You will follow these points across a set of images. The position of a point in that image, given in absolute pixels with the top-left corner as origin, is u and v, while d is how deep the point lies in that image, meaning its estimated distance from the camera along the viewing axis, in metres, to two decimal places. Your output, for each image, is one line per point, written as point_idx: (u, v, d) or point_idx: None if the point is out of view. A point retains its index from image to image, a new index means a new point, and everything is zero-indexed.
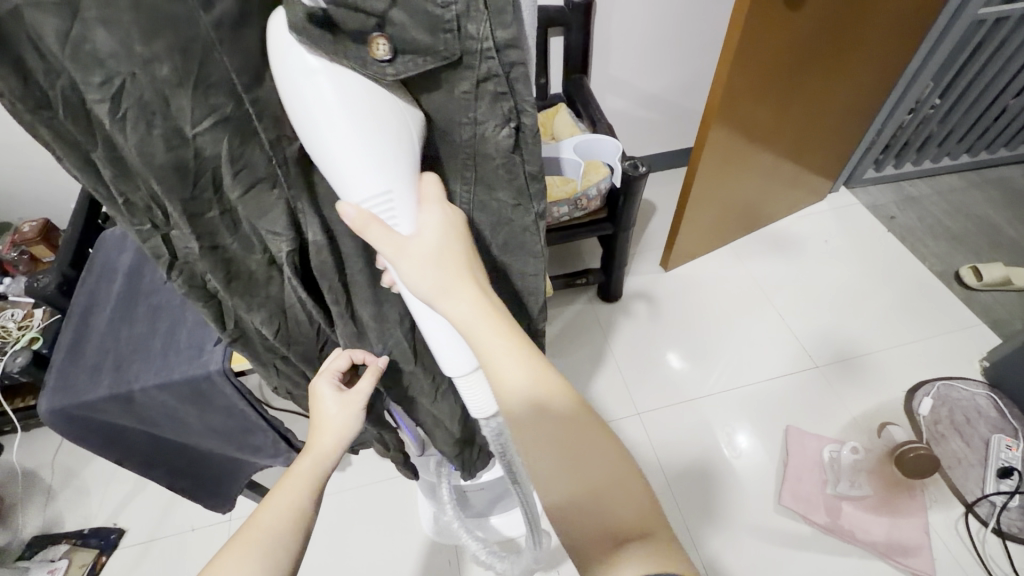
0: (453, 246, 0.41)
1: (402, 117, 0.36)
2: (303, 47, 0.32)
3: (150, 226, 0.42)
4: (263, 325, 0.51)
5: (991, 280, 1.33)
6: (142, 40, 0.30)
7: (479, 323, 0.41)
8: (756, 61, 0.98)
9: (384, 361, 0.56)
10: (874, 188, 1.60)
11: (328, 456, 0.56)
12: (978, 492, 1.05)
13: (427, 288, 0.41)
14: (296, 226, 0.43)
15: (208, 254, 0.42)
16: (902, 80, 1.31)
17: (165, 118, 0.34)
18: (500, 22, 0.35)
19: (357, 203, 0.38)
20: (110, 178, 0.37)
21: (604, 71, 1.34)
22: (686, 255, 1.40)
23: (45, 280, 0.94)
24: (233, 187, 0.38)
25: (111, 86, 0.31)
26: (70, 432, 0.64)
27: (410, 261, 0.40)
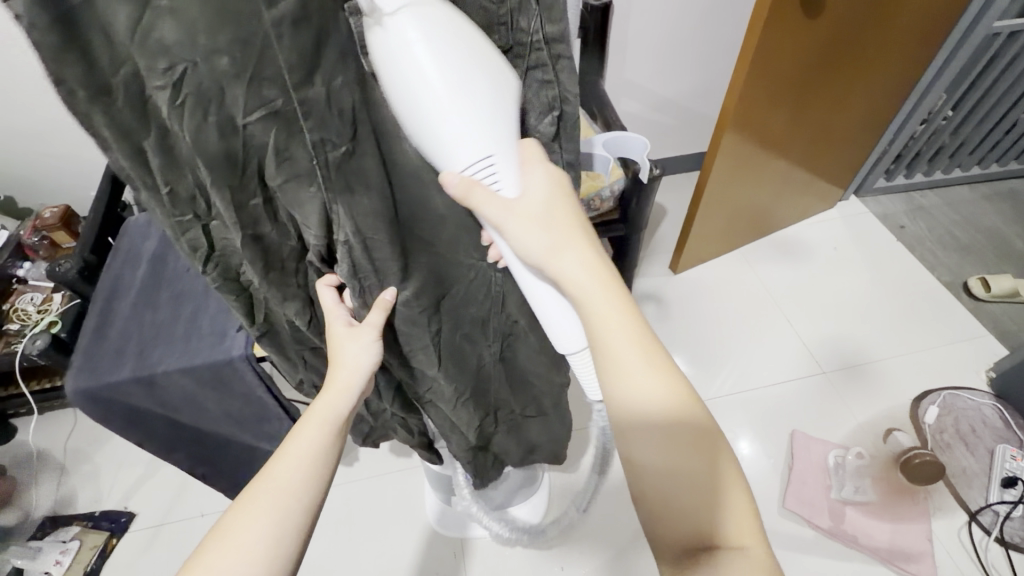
0: (552, 201, 0.47)
1: (501, 81, 0.41)
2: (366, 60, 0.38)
3: (191, 216, 0.43)
4: (296, 315, 0.53)
5: (1000, 291, 1.33)
6: (207, 34, 0.32)
7: (588, 283, 0.47)
8: (772, 68, 0.99)
9: (392, 294, 0.52)
10: (885, 198, 1.61)
11: (348, 392, 0.55)
12: (981, 501, 1.06)
13: (540, 251, 0.47)
14: (328, 226, 0.44)
15: (248, 243, 0.44)
16: (915, 91, 1.32)
17: (220, 107, 0.35)
18: (550, 18, 0.41)
19: (461, 172, 0.42)
20: (159, 166, 0.38)
21: (619, 73, 1.35)
22: (696, 258, 1.40)
23: (66, 265, 0.96)
24: (276, 175, 0.39)
25: (172, 73, 0.33)
26: (94, 412, 0.65)
27: (517, 221, 0.46)
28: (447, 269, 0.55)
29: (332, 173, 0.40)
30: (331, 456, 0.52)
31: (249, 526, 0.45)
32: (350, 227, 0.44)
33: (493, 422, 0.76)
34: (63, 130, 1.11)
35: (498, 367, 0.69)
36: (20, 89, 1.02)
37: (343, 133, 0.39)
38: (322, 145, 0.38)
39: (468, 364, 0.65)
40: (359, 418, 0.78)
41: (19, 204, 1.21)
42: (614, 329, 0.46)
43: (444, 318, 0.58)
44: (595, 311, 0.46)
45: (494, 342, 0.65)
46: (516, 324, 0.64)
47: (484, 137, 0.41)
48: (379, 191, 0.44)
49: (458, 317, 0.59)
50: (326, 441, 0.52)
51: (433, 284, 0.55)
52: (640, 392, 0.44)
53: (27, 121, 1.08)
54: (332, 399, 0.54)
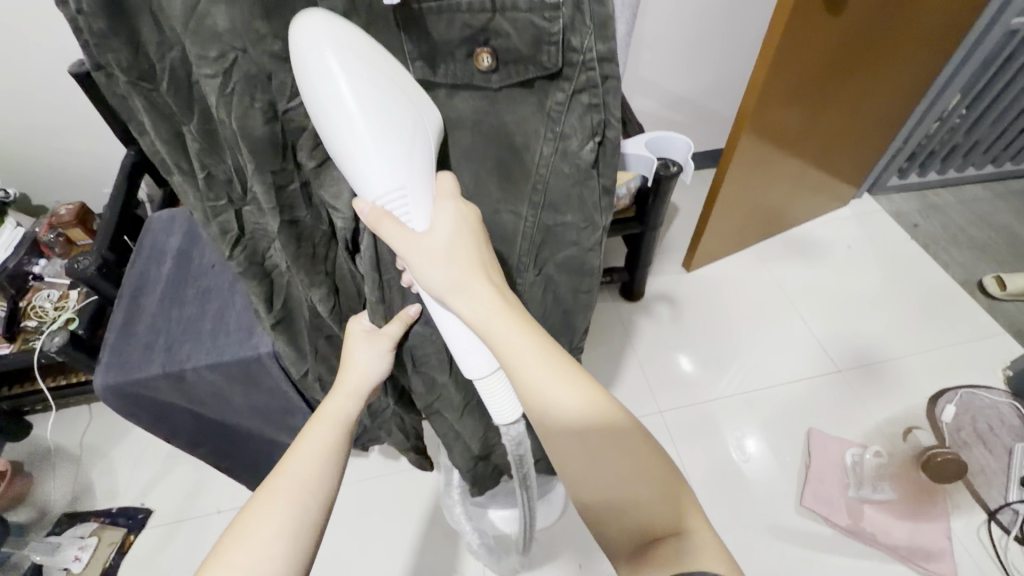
0: (457, 236, 0.42)
1: (419, 118, 0.37)
2: (413, 64, 0.38)
3: (225, 201, 0.43)
4: (320, 301, 0.51)
5: (1015, 290, 1.33)
6: (264, 19, 0.33)
7: (489, 313, 0.41)
8: (790, 70, 0.99)
9: (417, 309, 0.54)
10: (898, 196, 1.60)
11: (357, 396, 0.53)
12: (1000, 500, 1.05)
13: (439, 282, 0.41)
14: (357, 211, 0.43)
15: (284, 228, 0.43)
16: (933, 87, 1.31)
17: (265, 92, 0.35)
18: (603, 36, 0.38)
19: (372, 199, 0.39)
20: (196, 151, 0.39)
21: (634, 71, 1.35)
22: (710, 256, 1.40)
23: (86, 262, 0.96)
24: (310, 159, 0.40)
25: (224, 61, 0.33)
26: (121, 408, 0.65)
27: (420, 258, 0.41)
28: None
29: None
30: (343, 455, 0.49)
31: (273, 519, 0.42)
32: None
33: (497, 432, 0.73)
34: (80, 127, 1.11)
35: None
36: (38, 86, 1.03)
37: None
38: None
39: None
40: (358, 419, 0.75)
41: (35, 202, 1.21)
42: (521, 353, 0.41)
43: None
44: (498, 331, 0.41)
45: None
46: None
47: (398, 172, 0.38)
48: None
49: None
50: (338, 440, 0.49)
51: None
52: (561, 409, 0.41)
53: (45, 118, 1.08)
54: (343, 400, 0.52)
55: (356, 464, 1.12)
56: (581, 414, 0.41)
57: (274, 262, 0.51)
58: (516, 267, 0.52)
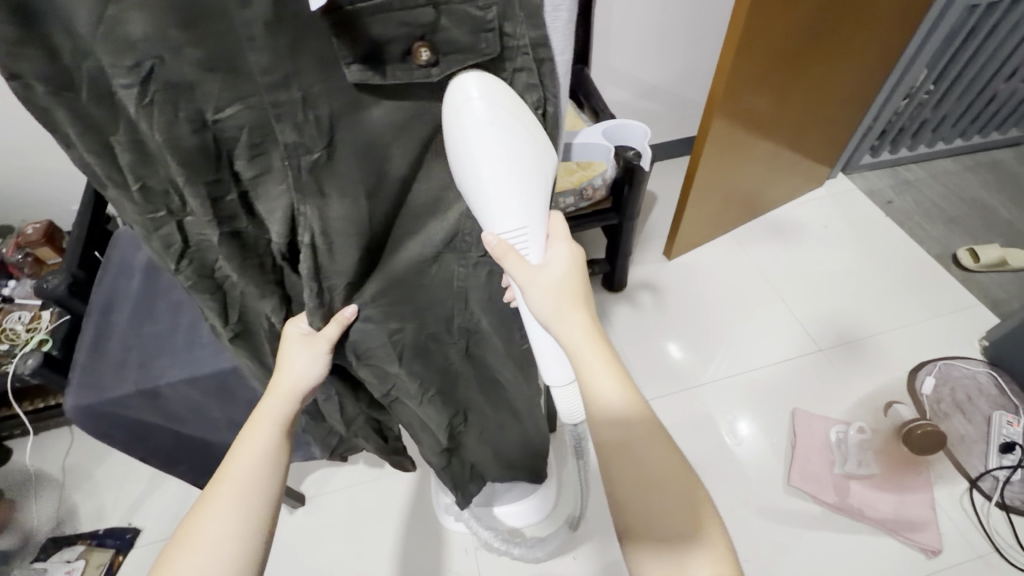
0: (569, 276, 0.45)
1: (547, 167, 0.40)
2: (349, 70, 0.31)
3: (164, 213, 0.37)
4: (272, 313, 0.47)
5: (988, 261, 1.35)
6: (180, 28, 0.27)
7: (584, 343, 0.44)
8: (758, 52, 1.00)
9: (353, 311, 0.48)
10: (871, 174, 1.62)
11: (293, 394, 0.50)
12: (981, 467, 1.08)
13: (546, 312, 0.44)
14: (292, 226, 0.39)
15: (226, 240, 0.39)
16: (899, 65, 1.33)
17: (189, 101, 0.30)
18: (534, 22, 0.33)
19: (498, 233, 0.42)
20: (127, 163, 0.34)
21: (605, 61, 1.34)
22: (689, 242, 1.40)
23: (54, 281, 0.93)
24: (247, 169, 0.35)
25: (140, 69, 0.28)
26: (94, 428, 0.64)
27: (537, 287, 0.44)
28: (408, 279, 0.48)
29: (305, 178, 0.35)
30: (283, 453, 0.49)
31: (215, 524, 0.42)
32: (316, 230, 0.39)
33: (464, 421, 0.70)
34: (43, 144, 1.08)
35: (467, 364, 0.62)
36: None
37: (319, 139, 0.34)
38: (295, 150, 0.33)
39: (435, 361, 0.58)
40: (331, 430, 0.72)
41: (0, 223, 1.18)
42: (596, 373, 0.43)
43: (410, 321, 0.52)
44: (585, 361, 0.44)
45: (460, 338, 0.58)
46: (481, 324, 0.57)
47: (528, 214, 0.41)
48: (350, 191, 0.37)
49: (424, 318, 0.53)
50: (274, 440, 0.48)
51: (402, 293, 0.49)
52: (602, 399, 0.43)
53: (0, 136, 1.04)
54: (277, 400, 0.49)
55: (345, 469, 1.11)
56: (624, 411, 0.43)
57: (225, 274, 0.44)
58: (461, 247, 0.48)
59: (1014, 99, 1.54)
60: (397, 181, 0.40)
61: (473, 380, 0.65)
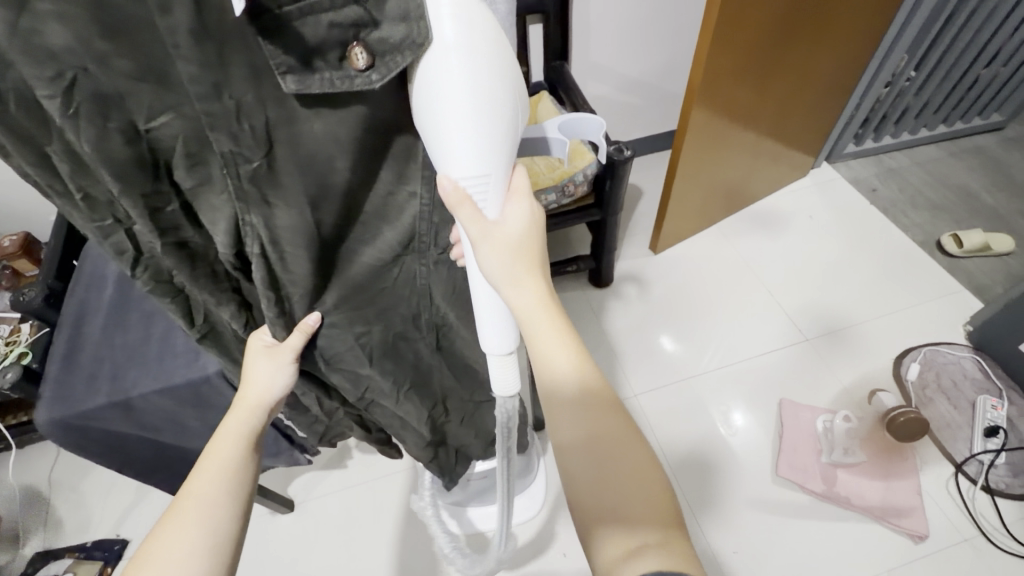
0: (527, 235, 0.44)
1: (517, 121, 0.37)
2: (283, 79, 0.31)
3: (112, 222, 0.36)
4: (232, 320, 0.46)
5: (972, 247, 1.36)
6: (103, 38, 0.27)
7: (537, 313, 0.44)
8: (735, 43, 1.00)
9: (316, 318, 0.48)
10: (855, 162, 1.63)
11: (258, 409, 0.51)
12: (966, 452, 1.08)
13: (498, 274, 0.43)
14: (238, 236, 0.38)
15: (171, 251, 0.38)
16: (877, 52, 1.33)
17: (120, 111, 0.30)
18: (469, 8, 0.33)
19: (455, 179, 0.38)
20: (66, 173, 0.32)
21: (585, 56, 1.33)
22: (674, 236, 1.40)
23: (31, 294, 0.93)
24: (186, 179, 0.34)
25: (63, 80, 0.27)
26: (70, 442, 0.63)
27: (490, 244, 0.42)
28: (366, 283, 0.49)
29: (246, 187, 0.35)
30: (250, 467, 0.50)
31: (184, 539, 0.43)
32: (265, 238, 0.39)
33: (444, 412, 0.70)
34: None
35: (438, 359, 0.63)
36: None
37: (257, 148, 0.34)
38: (232, 159, 0.33)
39: (404, 358, 0.58)
40: (315, 422, 0.70)
41: None
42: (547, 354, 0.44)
43: (375, 322, 0.53)
44: (539, 334, 0.44)
45: (430, 333, 0.58)
46: (449, 317, 0.58)
47: (490, 160, 0.37)
48: (289, 198, 0.37)
49: (389, 319, 0.53)
50: (241, 455, 0.49)
51: (357, 297, 0.50)
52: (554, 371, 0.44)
53: None
54: (244, 416, 0.51)
55: (334, 473, 1.10)
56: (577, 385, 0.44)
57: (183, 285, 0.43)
58: (418, 247, 0.49)
59: (995, 84, 1.54)
60: (343, 192, 0.40)
61: (447, 374, 0.65)
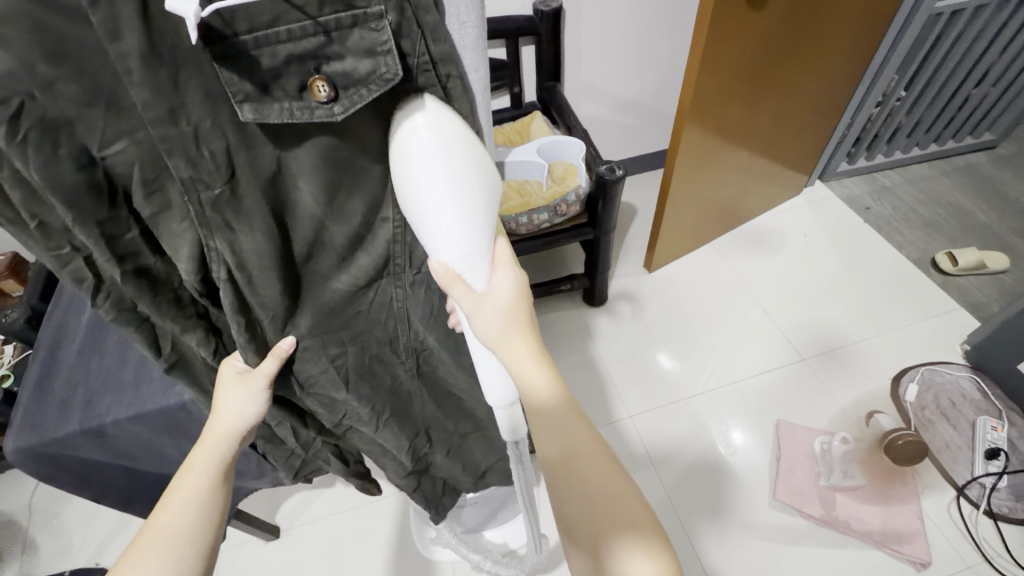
0: (516, 304, 0.44)
1: (493, 199, 0.40)
2: (241, 107, 0.30)
3: (69, 249, 0.35)
4: (200, 346, 0.44)
5: (967, 265, 1.35)
6: (47, 61, 0.26)
7: (530, 367, 0.43)
8: (723, 64, 1.00)
9: (290, 343, 0.47)
10: (848, 181, 1.63)
11: (230, 437, 0.49)
12: (967, 475, 1.06)
13: (490, 336, 0.43)
14: (203, 262, 0.38)
15: (130, 279, 0.36)
16: (867, 73, 1.35)
17: (70, 137, 0.29)
18: (435, 37, 0.33)
19: (444, 262, 0.40)
20: (19, 200, 0.32)
21: (577, 78, 1.34)
22: (669, 255, 1.40)
23: (13, 315, 0.91)
24: (145, 207, 0.34)
25: (7, 106, 0.27)
26: (39, 470, 0.61)
27: (479, 312, 0.43)
28: (339, 308, 0.48)
29: (208, 213, 0.34)
30: (221, 499, 0.48)
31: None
32: (231, 263, 0.38)
33: (426, 441, 0.69)
34: None
35: (417, 384, 0.61)
36: None
37: (218, 173, 0.33)
38: (192, 186, 0.32)
39: (382, 381, 0.57)
40: (292, 453, 0.69)
41: None
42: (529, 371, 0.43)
43: (350, 344, 0.51)
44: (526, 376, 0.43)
45: (408, 358, 0.57)
46: (428, 342, 0.57)
47: (474, 243, 0.40)
48: (256, 223, 0.36)
49: (366, 341, 0.52)
50: (211, 485, 0.47)
51: (329, 322, 0.48)
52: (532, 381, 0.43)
53: None
54: (211, 446, 0.48)
55: (322, 498, 1.08)
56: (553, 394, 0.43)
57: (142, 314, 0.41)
58: (393, 269, 0.47)
59: (985, 104, 1.55)
60: (309, 216, 0.39)
61: (429, 398, 0.64)
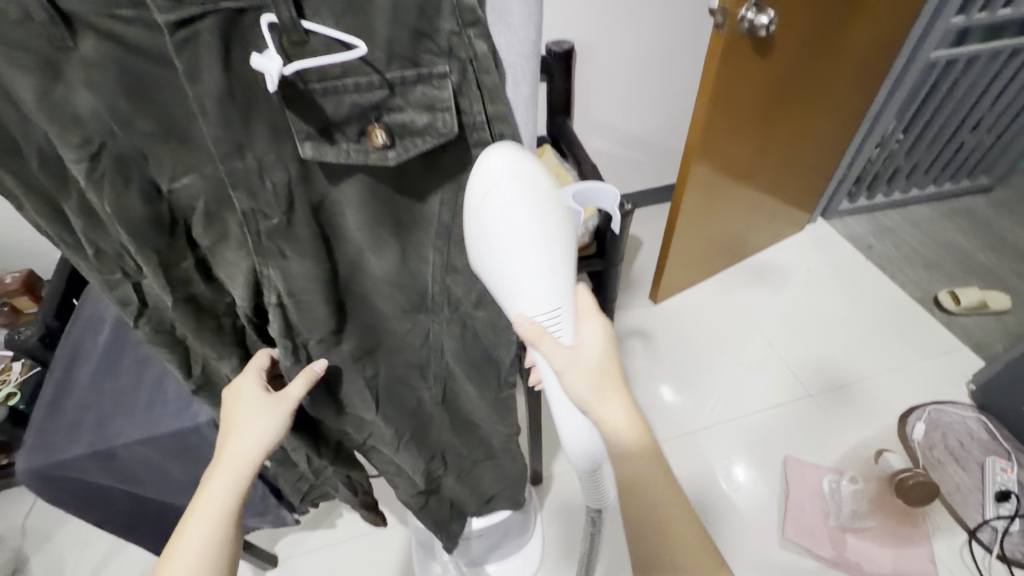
0: (604, 359, 0.46)
1: (571, 245, 0.42)
2: (302, 144, 0.33)
3: (120, 275, 0.39)
4: (230, 372, 0.49)
5: (969, 304, 1.37)
6: (128, 100, 0.30)
7: (626, 426, 0.45)
8: (729, 107, 1.04)
9: (322, 366, 0.48)
10: (850, 219, 1.66)
11: (244, 468, 0.48)
12: (978, 518, 1.05)
13: (585, 395, 0.45)
14: (256, 287, 0.41)
15: (180, 305, 0.40)
16: (866, 117, 1.40)
17: (142, 171, 0.33)
18: (492, 98, 0.36)
19: (532, 316, 0.42)
20: (80, 228, 0.36)
21: (587, 114, 1.39)
22: (674, 287, 1.41)
23: (27, 332, 0.93)
24: (204, 236, 0.37)
25: (90, 145, 0.31)
26: (46, 493, 0.61)
27: (574, 369, 0.45)
28: (386, 325, 0.50)
29: (264, 242, 0.37)
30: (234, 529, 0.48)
31: None
32: (281, 288, 0.40)
33: (442, 464, 0.69)
34: None
35: (440, 411, 0.61)
36: None
37: (278, 203, 0.35)
38: (253, 215, 0.35)
39: (404, 404, 0.58)
40: (301, 478, 0.70)
41: None
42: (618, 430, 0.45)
43: (381, 362, 0.53)
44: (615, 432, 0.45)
45: (434, 385, 0.57)
46: (455, 371, 0.56)
47: (558, 296, 0.42)
48: (308, 248, 0.38)
49: (394, 359, 0.53)
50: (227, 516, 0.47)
51: (369, 341, 0.50)
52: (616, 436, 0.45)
53: None
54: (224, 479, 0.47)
55: (321, 529, 1.05)
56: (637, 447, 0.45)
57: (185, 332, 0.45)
58: (431, 306, 0.49)
59: (981, 148, 1.60)
60: (356, 241, 0.42)
61: (447, 426, 0.64)
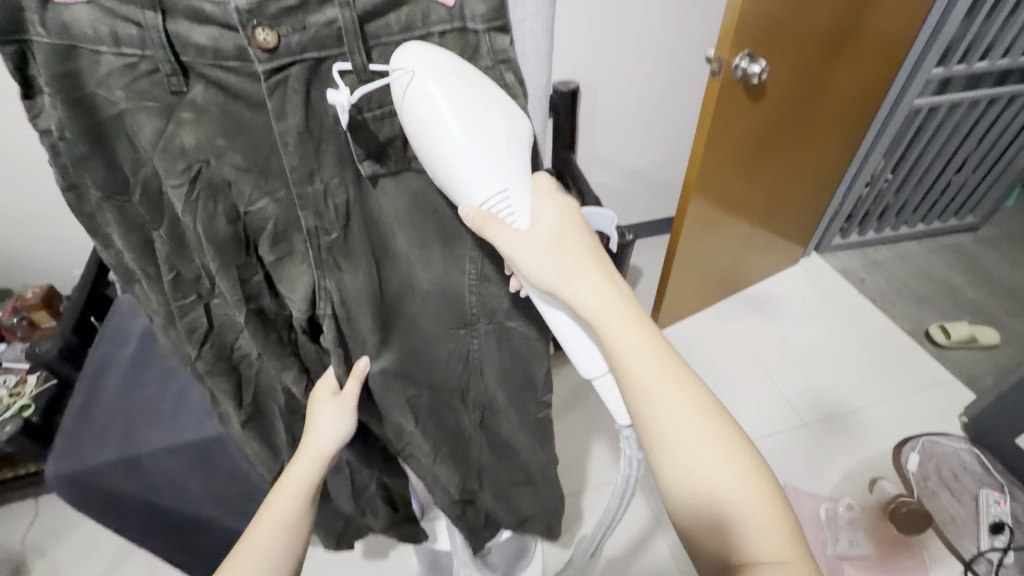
0: (566, 236, 0.42)
1: (510, 117, 0.39)
2: (363, 164, 0.40)
3: (194, 297, 0.46)
4: (293, 383, 0.53)
5: (959, 338, 1.41)
6: (225, 138, 0.38)
7: (618, 332, 0.40)
8: (725, 146, 1.10)
9: (365, 363, 0.51)
10: (843, 254, 1.72)
11: (319, 461, 0.53)
12: (974, 549, 1.07)
13: (553, 276, 0.41)
14: (314, 299, 0.45)
15: (251, 316, 0.46)
16: (854, 159, 1.47)
17: (227, 197, 0.39)
18: None
19: (477, 202, 0.39)
20: (167, 254, 0.43)
21: (590, 147, 1.45)
22: (674, 315, 1.45)
23: (46, 345, 0.96)
24: (271, 254, 0.42)
25: (190, 171, 0.38)
26: (73, 499, 0.63)
27: (530, 252, 0.40)
28: (427, 346, 0.54)
29: (324, 256, 0.43)
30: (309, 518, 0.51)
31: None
32: (336, 300, 0.45)
33: (478, 482, 0.71)
34: (46, 216, 1.11)
35: (481, 434, 0.65)
36: (16, 185, 1.05)
37: (337, 221, 0.41)
38: (316, 233, 0.41)
39: (447, 425, 0.62)
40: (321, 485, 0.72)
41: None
42: (677, 446, 0.40)
43: (425, 389, 0.58)
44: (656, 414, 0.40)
45: (474, 410, 0.61)
46: (496, 396, 0.60)
47: (504, 173, 0.39)
48: (355, 261, 0.44)
49: (439, 386, 0.58)
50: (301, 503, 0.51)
51: (416, 359, 0.55)
52: (674, 451, 0.40)
53: (13, 204, 1.08)
54: (304, 467, 0.53)
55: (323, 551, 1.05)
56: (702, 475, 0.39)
57: (242, 353, 0.53)
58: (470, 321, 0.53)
59: (966, 188, 1.67)
60: (402, 258, 0.48)
61: (486, 448, 0.67)
